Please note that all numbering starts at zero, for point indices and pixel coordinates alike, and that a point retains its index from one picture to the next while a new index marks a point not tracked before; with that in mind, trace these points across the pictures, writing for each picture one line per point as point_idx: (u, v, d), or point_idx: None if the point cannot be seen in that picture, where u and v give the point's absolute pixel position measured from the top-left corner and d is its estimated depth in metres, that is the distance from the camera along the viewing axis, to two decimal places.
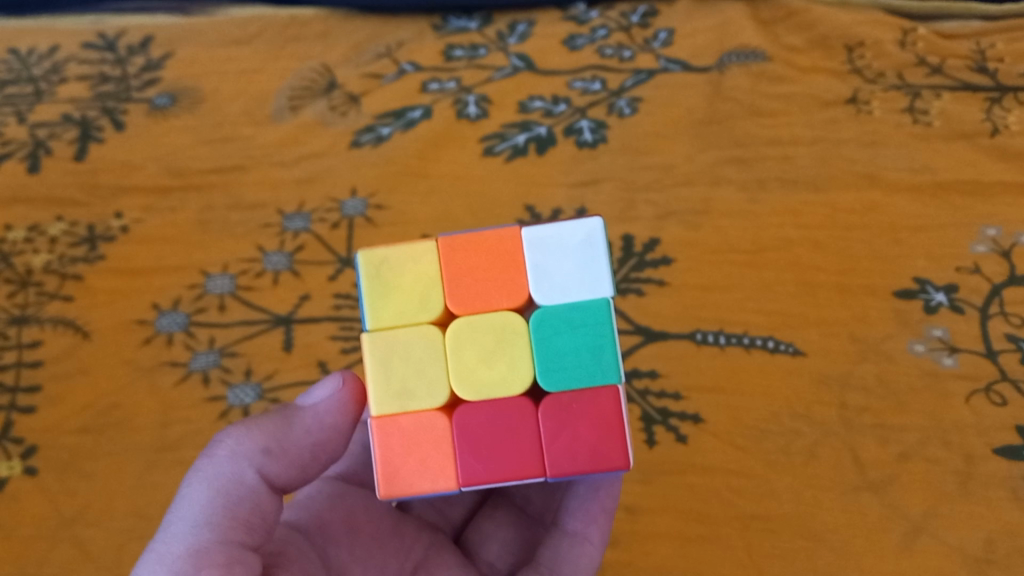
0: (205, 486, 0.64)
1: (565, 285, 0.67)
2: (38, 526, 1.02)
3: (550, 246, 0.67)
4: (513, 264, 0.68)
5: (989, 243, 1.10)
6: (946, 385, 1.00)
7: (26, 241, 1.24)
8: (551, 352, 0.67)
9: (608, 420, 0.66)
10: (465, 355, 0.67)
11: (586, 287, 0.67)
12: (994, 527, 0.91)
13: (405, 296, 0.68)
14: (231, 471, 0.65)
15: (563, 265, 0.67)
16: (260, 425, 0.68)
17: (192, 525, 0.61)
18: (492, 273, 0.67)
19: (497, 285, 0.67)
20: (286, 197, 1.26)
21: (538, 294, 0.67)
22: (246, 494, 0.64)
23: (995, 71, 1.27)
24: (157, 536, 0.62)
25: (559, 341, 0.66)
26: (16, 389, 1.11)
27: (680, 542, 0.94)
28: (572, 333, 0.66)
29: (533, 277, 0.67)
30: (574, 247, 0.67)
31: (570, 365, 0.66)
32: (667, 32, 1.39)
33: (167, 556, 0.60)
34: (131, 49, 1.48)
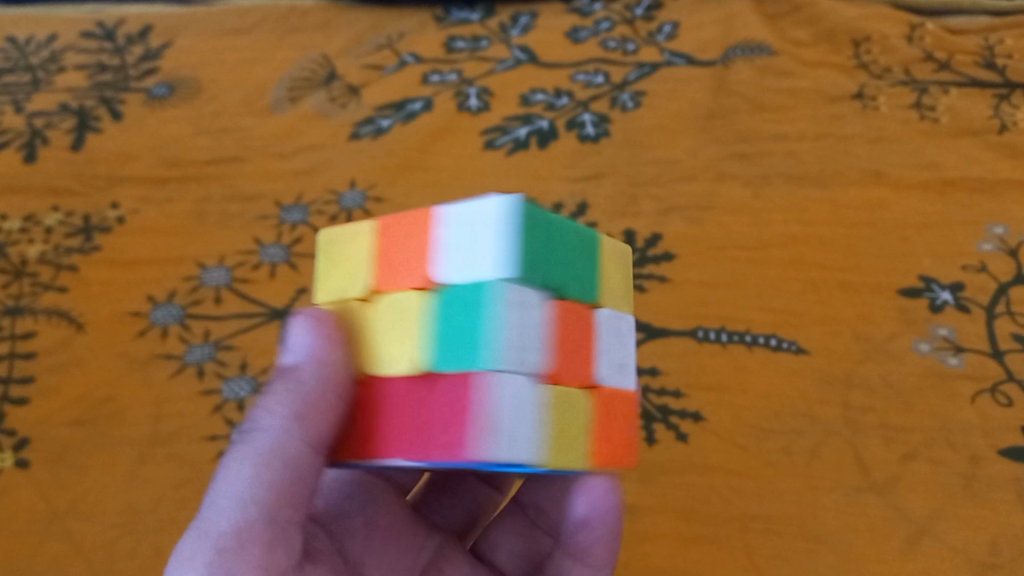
0: (243, 470, 0.56)
1: (459, 265, 0.51)
2: (25, 521, 0.99)
3: (458, 220, 0.52)
4: (425, 244, 0.54)
5: (996, 241, 1.09)
6: (952, 386, 0.98)
7: (20, 231, 1.22)
8: (433, 333, 0.52)
9: (463, 395, 0.49)
10: (370, 343, 0.56)
11: (482, 263, 0.50)
12: (998, 530, 0.89)
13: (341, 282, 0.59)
14: (273, 447, 0.57)
15: (465, 242, 0.51)
16: (284, 395, 0.59)
17: (239, 503, 0.55)
18: (399, 252, 0.55)
19: (404, 264, 0.54)
20: (284, 189, 1.25)
21: (435, 273, 0.52)
22: (292, 470, 0.58)
23: (1004, 67, 1.25)
24: (201, 510, 0.56)
25: (445, 329, 0.51)
26: (10, 380, 1.10)
27: (679, 543, 0.92)
28: (457, 318, 0.51)
29: (436, 255, 0.53)
30: (480, 223, 0.51)
31: (444, 341, 0.51)
32: (672, 25, 1.39)
33: (213, 535, 0.54)
34: (129, 39, 1.47)
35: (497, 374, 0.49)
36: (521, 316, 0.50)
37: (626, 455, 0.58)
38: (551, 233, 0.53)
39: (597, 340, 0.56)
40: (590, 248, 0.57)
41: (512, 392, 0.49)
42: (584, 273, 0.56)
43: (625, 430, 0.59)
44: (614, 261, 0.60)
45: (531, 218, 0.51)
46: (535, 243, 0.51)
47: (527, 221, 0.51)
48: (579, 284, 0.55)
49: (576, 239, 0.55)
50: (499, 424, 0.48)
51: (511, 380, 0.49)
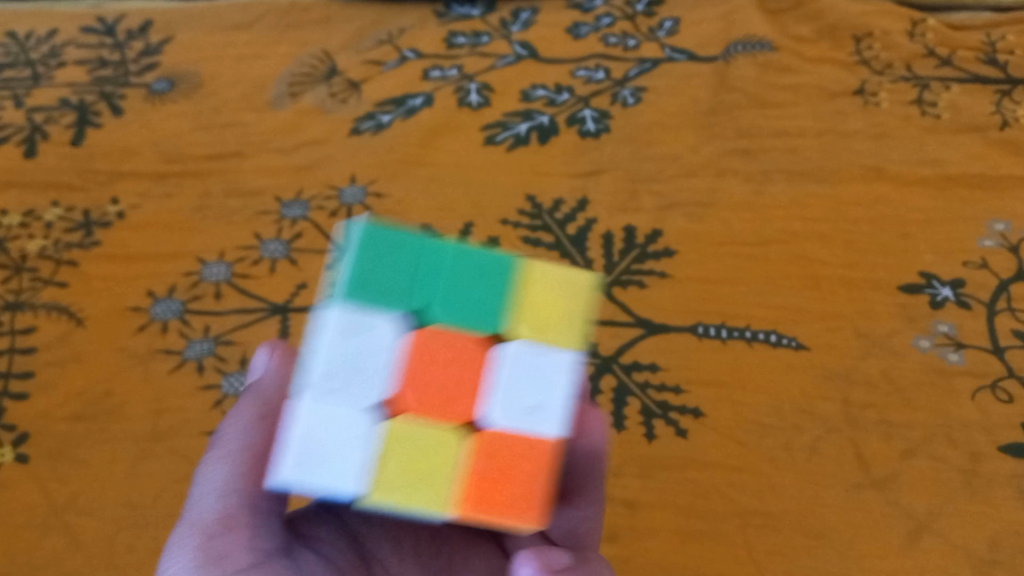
0: (219, 462, 0.61)
1: (327, 282, 0.55)
2: (26, 514, 0.99)
3: (340, 247, 0.55)
4: (329, 269, 0.58)
5: (997, 238, 1.09)
6: (952, 382, 0.98)
7: (21, 226, 1.22)
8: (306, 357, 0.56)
9: (285, 420, 0.52)
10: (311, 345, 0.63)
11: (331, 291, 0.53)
12: (997, 527, 0.89)
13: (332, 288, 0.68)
14: (240, 442, 0.61)
15: (335, 268, 0.55)
16: (247, 397, 0.65)
17: (217, 494, 0.59)
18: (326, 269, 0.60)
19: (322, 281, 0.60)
20: (284, 185, 1.25)
21: (321, 299, 0.56)
22: (262, 458, 0.61)
23: (1006, 63, 1.26)
24: (185, 512, 0.60)
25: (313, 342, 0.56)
26: (9, 375, 1.09)
27: (679, 538, 0.91)
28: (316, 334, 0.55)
29: (325, 281, 0.56)
30: (342, 250, 0.54)
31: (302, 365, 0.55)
32: (673, 21, 1.40)
33: (197, 525, 0.57)
34: (129, 34, 1.48)
35: (304, 393, 0.50)
36: (346, 336, 0.51)
37: (509, 508, 0.52)
38: (417, 256, 0.53)
39: (490, 377, 0.53)
40: (502, 275, 0.53)
41: (320, 414, 0.50)
42: (478, 300, 0.53)
43: (522, 485, 0.53)
44: (555, 291, 0.54)
45: (385, 239, 0.52)
46: (387, 265, 0.52)
47: (373, 242, 0.52)
48: (458, 313, 0.52)
49: (464, 266, 0.53)
50: (293, 443, 0.50)
51: (319, 402, 0.50)
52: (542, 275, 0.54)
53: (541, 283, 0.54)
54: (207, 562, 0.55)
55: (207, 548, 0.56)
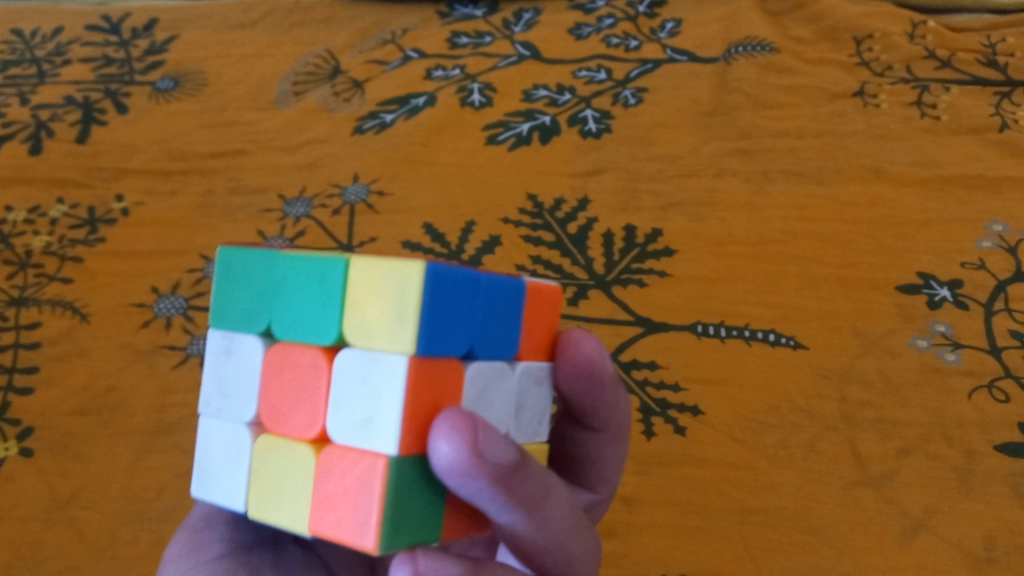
0: None
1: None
2: (28, 508, 0.97)
3: None
4: None
5: (995, 238, 1.10)
6: (949, 381, 0.99)
7: (27, 222, 1.23)
8: None
9: None
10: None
11: None
12: (994, 524, 0.88)
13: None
14: None
15: None
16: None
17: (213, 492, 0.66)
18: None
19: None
20: (288, 182, 1.25)
21: None
22: None
23: (1005, 65, 1.29)
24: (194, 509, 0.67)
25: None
26: (14, 369, 1.08)
27: (677, 533, 0.91)
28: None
29: None
30: None
31: None
32: (675, 23, 1.43)
33: (190, 520, 0.65)
34: (134, 33, 1.51)
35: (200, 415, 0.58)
36: (221, 359, 0.57)
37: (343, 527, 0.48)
38: (261, 274, 0.54)
39: (329, 389, 0.50)
40: (325, 280, 0.50)
41: (211, 433, 0.57)
42: (308, 310, 0.51)
43: (348, 503, 0.48)
44: (374, 285, 0.48)
45: (236, 265, 0.56)
46: (244, 287, 0.55)
47: (229, 269, 0.56)
48: (296, 325, 0.52)
49: (295, 277, 0.52)
50: (198, 457, 0.58)
51: (210, 421, 0.57)
52: (361, 271, 0.49)
53: (361, 282, 0.49)
54: (188, 549, 0.61)
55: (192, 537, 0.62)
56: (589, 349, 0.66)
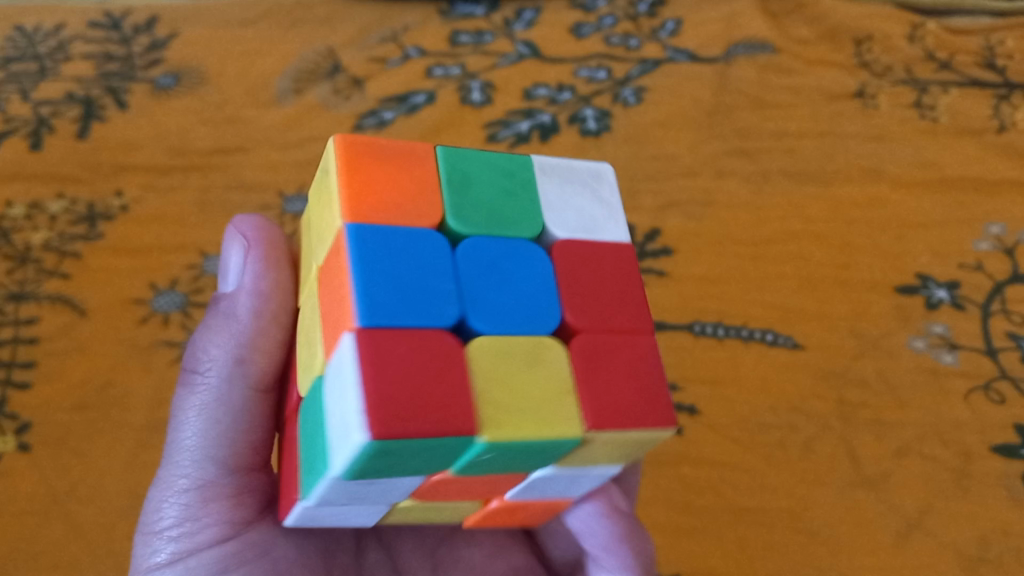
0: (190, 421, 0.62)
1: (335, 416, 0.48)
2: (25, 503, 0.97)
3: (339, 372, 0.47)
4: (336, 282, 0.49)
5: (993, 240, 1.11)
6: (946, 382, 0.99)
7: (27, 217, 1.22)
8: (306, 425, 0.54)
9: (291, 471, 0.57)
10: (305, 314, 0.57)
11: (333, 440, 0.47)
12: (987, 526, 0.89)
13: (327, 209, 0.53)
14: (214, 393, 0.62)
15: (338, 398, 0.47)
16: (223, 344, 0.63)
17: (195, 457, 0.61)
18: (341, 300, 0.49)
19: (336, 312, 0.49)
20: (287, 178, 1.27)
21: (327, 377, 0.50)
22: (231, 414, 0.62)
23: (1004, 68, 1.32)
24: (162, 462, 0.63)
25: (312, 411, 0.52)
26: (12, 365, 1.08)
27: (672, 533, 0.90)
28: (314, 432, 0.51)
29: (330, 370, 0.49)
30: (345, 412, 0.46)
31: (306, 428, 0.53)
32: (675, 22, 1.42)
33: (175, 487, 0.61)
34: (135, 28, 1.50)
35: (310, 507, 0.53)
36: (357, 487, 0.50)
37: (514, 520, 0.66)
38: (443, 450, 0.47)
39: (512, 482, 0.56)
40: (547, 452, 0.50)
41: (330, 512, 0.55)
42: (519, 460, 0.50)
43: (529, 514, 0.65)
44: (618, 445, 0.52)
45: (403, 448, 0.45)
46: (410, 459, 0.47)
47: (392, 450, 0.45)
48: (483, 464, 0.50)
49: (509, 449, 0.48)
50: (303, 520, 0.56)
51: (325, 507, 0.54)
52: (595, 442, 0.51)
53: (602, 445, 0.51)
54: (189, 523, 0.61)
55: (186, 514, 0.61)
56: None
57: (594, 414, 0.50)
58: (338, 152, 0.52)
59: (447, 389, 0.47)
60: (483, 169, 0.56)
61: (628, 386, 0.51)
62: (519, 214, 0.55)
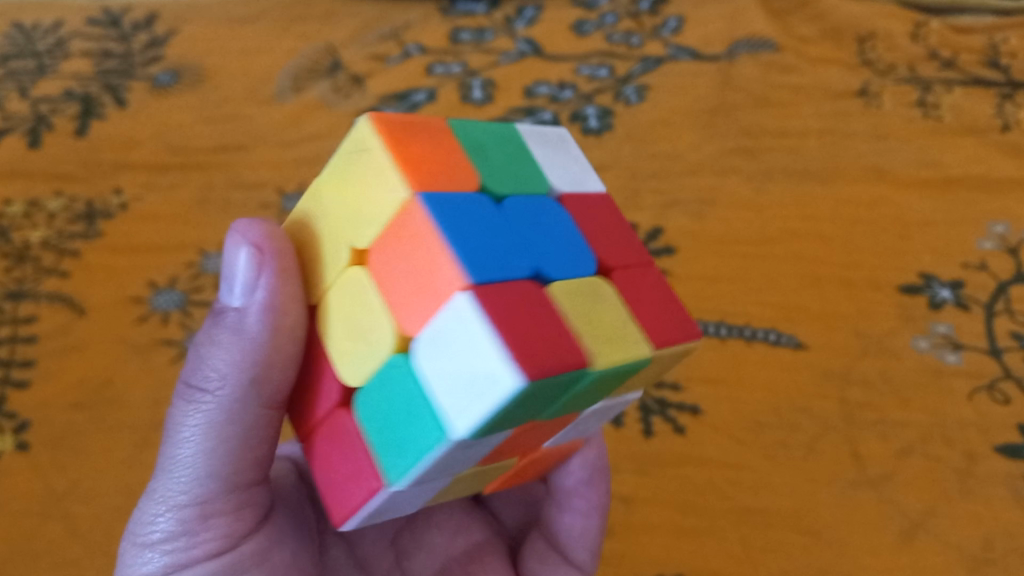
0: (192, 436, 0.55)
1: (455, 379, 0.43)
2: (23, 503, 0.96)
3: (455, 328, 0.43)
4: (423, 252, 0.45)
5: (997, 240, 1.11)
6: (950, 382, 0.98)
7: (25, 215, 1.21)
8: (379, 407, 0.48)
9: (354, 457, 0.51)
10: (345, 302, 0.50)
11: (454, 406, 0.43)
12: (992, 526, 0.88)
13: (367, 185, 0.48)
14: (222, 411, 0.55)
15: (453, 360, 0.43)
16: (236, 356, 0.54)
17: (196, 474, 0.55)
18: (430, 267, 0.45)
19: (422, 281, 0.45)
20: (286, 176, 1.26)
21: (421, 348, 0.45)
22: (240, 434, 0.55)
23: (1007, 66, 1.31)
24: (157, 467, 0.56)
25: (393, 388, 0.47)
26: (11, 363, 1.07)
27: (675, 533, 0.89)
28: (410, 407, 0.46)
29: (429, 338, 0.44)
30: (473, 365, 0.42)
31: (383, 411, 0.48)
32: (677, 19, 1.41)
33: (171, 500, 0.55)
34: (134, 26, 1.49)
35: (400, 488, 0.49)
36: (461, 452, 0.46)
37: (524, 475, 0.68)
38: (560, 389, 0.45)
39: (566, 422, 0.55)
40: (627, 376, 0.50)
41: (410, 492, 0.51)
42: (602, 389, 0.49)
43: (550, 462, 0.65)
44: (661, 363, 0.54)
45: (540, 392, 0.43)
46: (529, 407, 0.45)
47: (531, 396, 0.43)
48: (571, 402, 0.49)
49: (609, 378, 0.47)
50: (379, 507, 0.51)
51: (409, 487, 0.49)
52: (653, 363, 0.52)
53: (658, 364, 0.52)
54: (184, 538, 0.56)
55: (184, 529, 0.56)
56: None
57: (660, 330, 0.51)
58: (378, 129, 0.48)
59: (557, 324, 0.45)
60: (491, 138, 0.54)
61: (667, 308, 0.53)
62: (531, 174, 0.54)
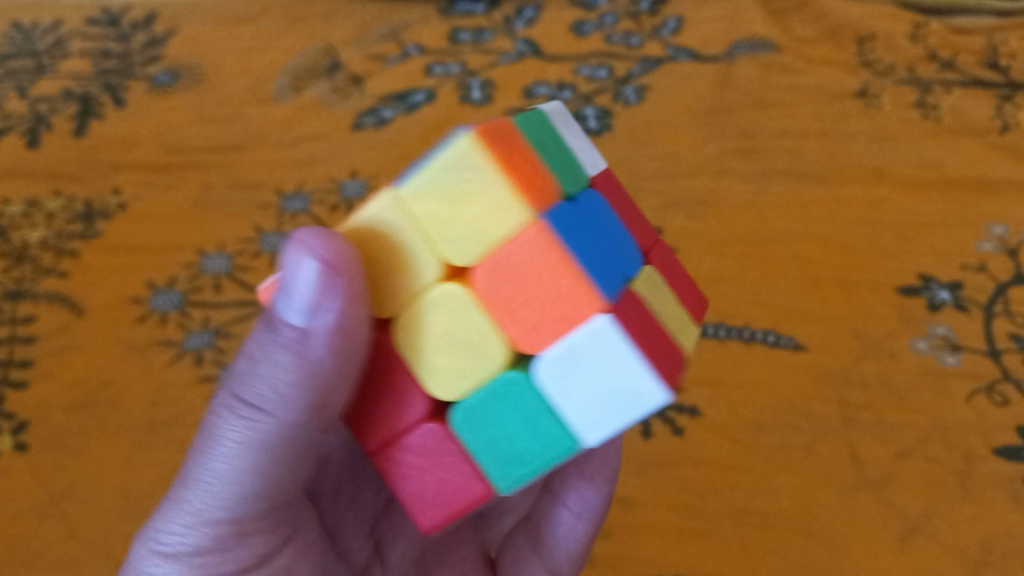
0: (235, 455, 0.51)
1: (597, 397, 0.46)
2: (22, 504, 0.96)
3: (601, 353, 0.45)
4: (555, 279, 0.45)
5: (996, 241, 1.11)
6: (949, 384, 0.98)
7: (24, 215, 1.21)
8: (491, 421, 0.49)
9: (454, 470, 0.51)
10: (441, 321, 0.48)
11: (594, 421, 0.47)
12: (990, 528, 0.88)
13: (472, 201, 0.45)
14: (270, 434, 0.51)
15: (595, 381, 0.45)
16: (297, 383, 0.50)
17: (234, 492, 0.52)
18: (561, 294, 0.45)
19: (556, 308, 0.45)
20: (285, 176, 1.26)
21: (553, 369, 0.46)
22: (283, 455, 0.52)
23: (1007, 67, 1.31)
24: (188, 479, 0.53)
25: (506, 402, 0.48)
26: (9, 363, 1.07)
27: (674, 535, 0.89)
28: (528, 419, 0.48)
29: (567, 360, 0.46)
30: (618, 385, 0.45)
31: (496, 425, 0.49)
32: (677, 20, 1.41)
33: (203, 516, 0.52)
34: (134, 26, 1.49)
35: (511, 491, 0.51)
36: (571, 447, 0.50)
37: None
38: None
39: None
40: None
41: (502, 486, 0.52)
42: None
43: None
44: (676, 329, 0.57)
45: None
46: None
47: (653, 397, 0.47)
48: None
49: None
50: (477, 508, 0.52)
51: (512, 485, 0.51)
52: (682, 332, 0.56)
53: None
54: (214, 552, 0.54)
55: (216, 543, 0.53)
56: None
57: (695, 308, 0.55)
58: (483, 142, 0.44)
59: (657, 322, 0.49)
60: (539, 124, 0.50)
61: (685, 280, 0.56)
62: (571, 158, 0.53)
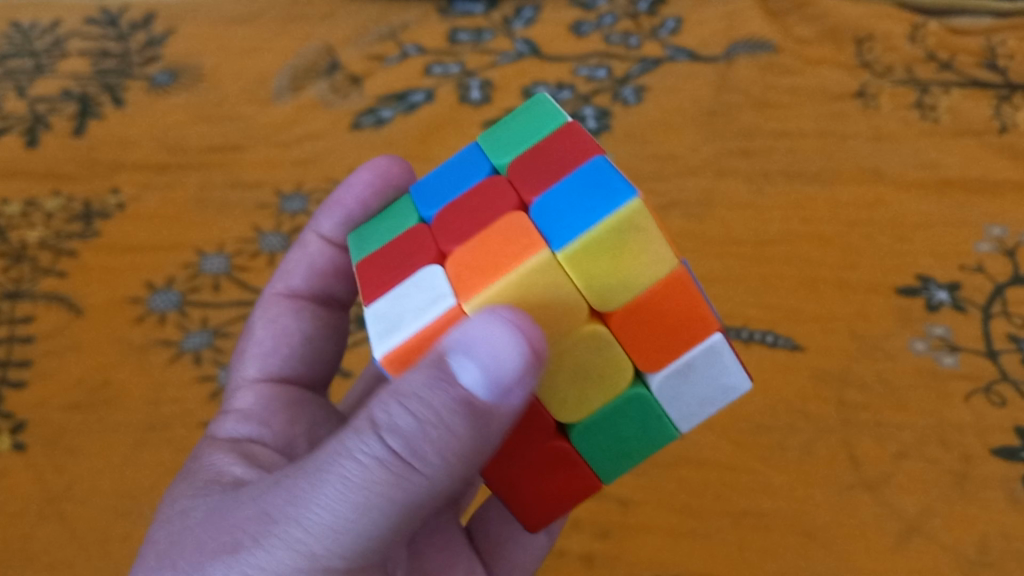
0: (375, 508, 0.50)
1: (699, 397, 0.56)
2: (21, 503, 0.96)
3: (707, 365, 0.54)
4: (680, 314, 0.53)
5: (994, 242, 1.11)
6: (946, 385, 0.98)
7: (22, 215, 1.22)
8: (603, 434, 0.58)
9: (560, 477, 0.60)
10: (578, 356, 0.54)
11: (691, 415, 0.57)
12: (987, 528, 0.89)
13: (635, 257, 0.51)
14: (421, 493, 0.51)
15: (699, 386, 0.55)
16: (455, 445, 0.50)
17: (361, 543, 0.51)
18: (687, 322, 0.53)
19: (680, 333, 0.53)
20: (283, 177, 1.25)
21: (667, 383, 0.55)
22: (417, 513, 0.52)
23: (1005, 68, 1.30)
24: (309, 520, 0.50)
25: (623, 414, 0.57)
26: (8, 363, 1.07)
27: (671, 535, 0.90)
28: (639, 422, 0.57)
29: (680, 372, 0.54)
30: (714, 384, 0.55)
31: (604, 438, 0.58)
32: (676, 20, 1.41)
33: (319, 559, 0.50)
34: (132, 25, 1.48)
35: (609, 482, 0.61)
36: None
37: None
38: None
39: None
40: None
41: None
42: None
43: None
44: None
45: None
46: None
47: None
48: None
49: None
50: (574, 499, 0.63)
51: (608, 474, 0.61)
52: None
53: None
54: None
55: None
56: (382, 168, 0.80)
57: None
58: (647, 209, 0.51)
59: None
60: None
61: None
62: None
